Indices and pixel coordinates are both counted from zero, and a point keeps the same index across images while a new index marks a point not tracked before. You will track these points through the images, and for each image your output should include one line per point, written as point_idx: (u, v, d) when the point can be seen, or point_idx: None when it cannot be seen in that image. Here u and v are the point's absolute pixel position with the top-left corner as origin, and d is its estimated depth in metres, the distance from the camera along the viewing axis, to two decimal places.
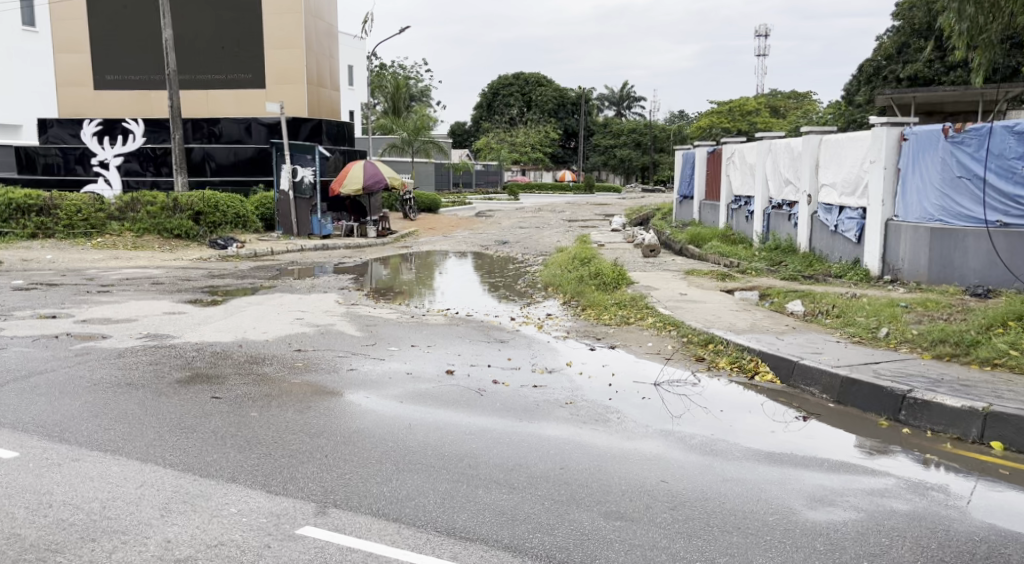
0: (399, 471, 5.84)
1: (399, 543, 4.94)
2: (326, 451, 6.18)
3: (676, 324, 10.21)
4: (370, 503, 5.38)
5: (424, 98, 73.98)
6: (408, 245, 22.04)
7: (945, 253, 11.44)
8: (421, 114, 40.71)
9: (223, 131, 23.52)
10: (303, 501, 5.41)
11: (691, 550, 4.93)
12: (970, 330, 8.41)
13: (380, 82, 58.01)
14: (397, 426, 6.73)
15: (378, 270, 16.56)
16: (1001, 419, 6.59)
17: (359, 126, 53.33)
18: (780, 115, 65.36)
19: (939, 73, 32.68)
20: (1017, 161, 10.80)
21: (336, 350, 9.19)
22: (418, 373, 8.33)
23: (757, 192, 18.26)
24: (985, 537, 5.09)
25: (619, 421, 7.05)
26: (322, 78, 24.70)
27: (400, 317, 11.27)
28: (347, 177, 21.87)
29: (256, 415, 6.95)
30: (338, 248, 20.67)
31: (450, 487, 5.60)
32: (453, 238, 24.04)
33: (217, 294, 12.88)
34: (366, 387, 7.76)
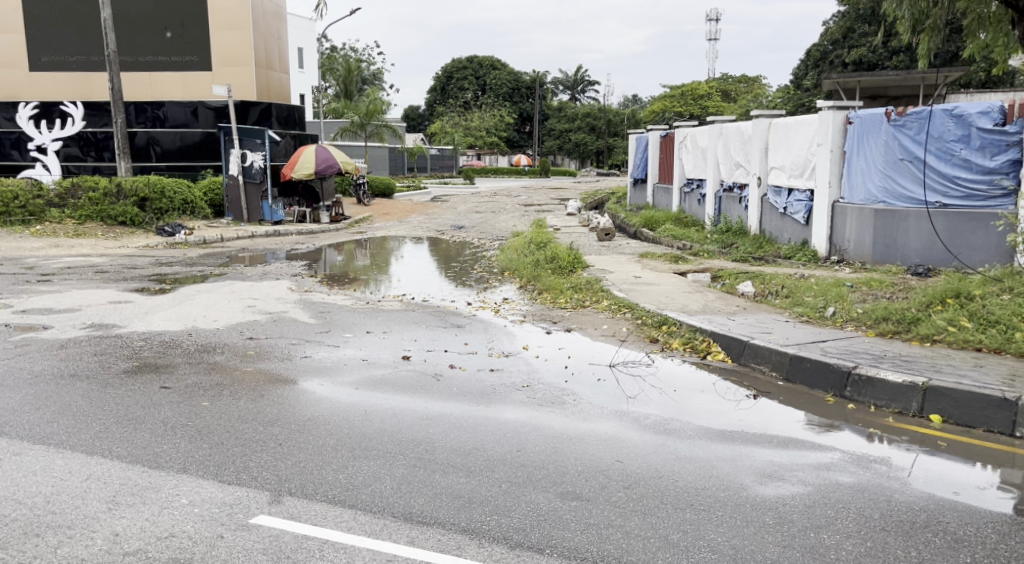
0: (355, 458, 5.89)
1: (355, 529, 4.99)
2: (279, 439, 6.20)
3: (631, 306, 10.37)
4: (325, 491, 5.42)
5: (377, 81, 73.43)
6: (362, 231, 21.96)
7: (888, 233, 11.74)
8: (374, 97, 40.36)
9: (167, 115, 23.27)
10: (257, 490, 5.43)
11: (644, 527, 5.04)
12: (912, 308, 8.67)
13: (331, 65, 57.46)
14: (354, 412, 6.77)
15: (333, 256, 16.51)
16: (940, 393, 6.82)
17: (310, 111, 52.77)
18: (731, 99, 66.15)
19: (883, 57, 33.41)
20: (955, 143, 11.08)
21: (288, 338, 9.17)
22: (374, 359, 8.37)
23: (709, 175, 18.51)
24: (925, 506, 5.29)
25: (574, 402, 7.17)
26: (270, 60, 24.39)
27: (354, 303, 11.28)
28: (298, 162, 21.63)
29: (207, 404, 6.94)
30: (290, 234, 20.53)
31: (407, 472, 5.67)
32: (408, 223, 24.01)
33: (166, 282, 12.74)
34: (321, 374, 7.78)
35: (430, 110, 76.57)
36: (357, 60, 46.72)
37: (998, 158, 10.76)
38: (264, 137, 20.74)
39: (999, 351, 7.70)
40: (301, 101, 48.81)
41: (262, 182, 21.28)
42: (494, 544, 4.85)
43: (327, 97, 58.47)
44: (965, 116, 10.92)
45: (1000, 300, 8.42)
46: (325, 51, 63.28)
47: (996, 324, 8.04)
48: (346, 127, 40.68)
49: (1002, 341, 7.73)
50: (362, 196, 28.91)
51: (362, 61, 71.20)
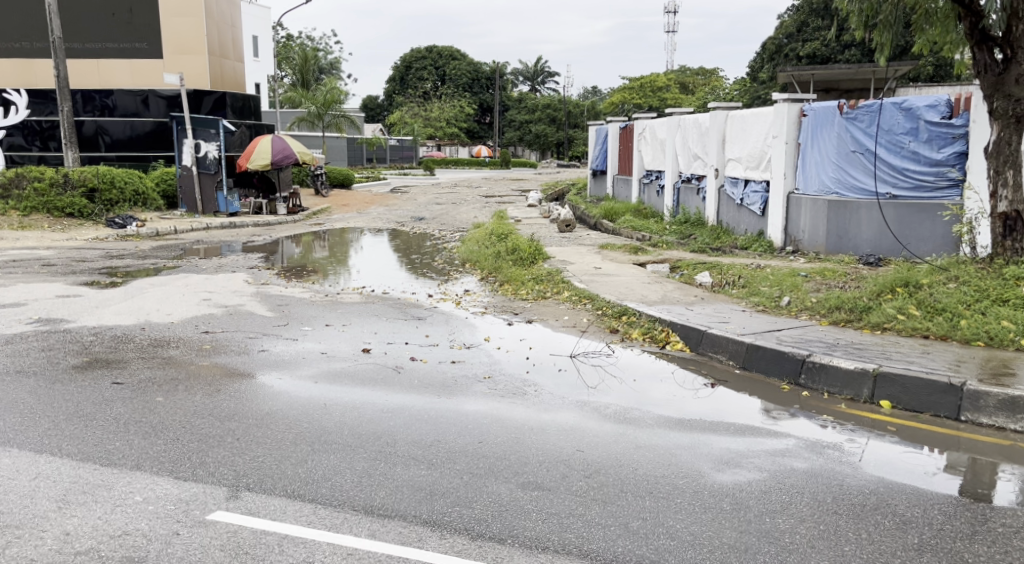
0: (315, 451, 5.91)
1: (314, 524, 5.01)
2: (237, 434, 6.19)
3: (591, 297, 10.46)
4: (284, 486, 5.43)
5: (335, 71, 72.93)
6: (321, 222, 21.82)
7: (841, 224, 11.99)
8: (331, 87, 40.02)
9: (117, 104, 22.91)
10: (214, 486, 5.43)
11: (605, 515, 5.12)
12: (863, 297, 8.88)
13: (287, 55, 56.89)
14: (313, 406, 6.78)
15: (290, 248, 16.41)
16: (889, 379, 7.00)
17: (266, 101, 52.14)
18: (688, 91, 66.62)
19: (836, 51, 33.97)
20: (905, 136, 11.33)
21: (246, 331, 9.13)
22: (334, 352, 8.38)
23: (668, 167, 18.70)
24: (875, 489, 5.45)
25: (535, 393, 7.25)
26: (224, 48, 24.12)
27: (313, 296, 11.25)
28: (254, 152, 21.44)
29: (162, 399, 6.90)
30: (247, 226, 20.35)
31: (368, 465, 5.71)
32: (368, 215, 23.90)
33: (117, 275, 12.58)
34: (279, 368, 7.78)
35: (390, 101, 76.15)
36: (314, 49, 46.32)
37: (944, 150, 10.99)
38: (218, 127, 20.42)
39: (945, 338, 7.92)
40: (256, 91, 48.27)
41: (217, 172, 21.05)
42: (456, 536, 4.90)
43: (283, 87, 57.91)
44: (914, 110, 11.15)
45: (947, 288, 8.65)
46: (281, 40, 62.61)
47: (943, 312, 8.26)
48: (304, 118, 40.35)
49: (948, 328, 7.95)
50: (321, 187, 28.72)
51: (319, 51, 70.64)
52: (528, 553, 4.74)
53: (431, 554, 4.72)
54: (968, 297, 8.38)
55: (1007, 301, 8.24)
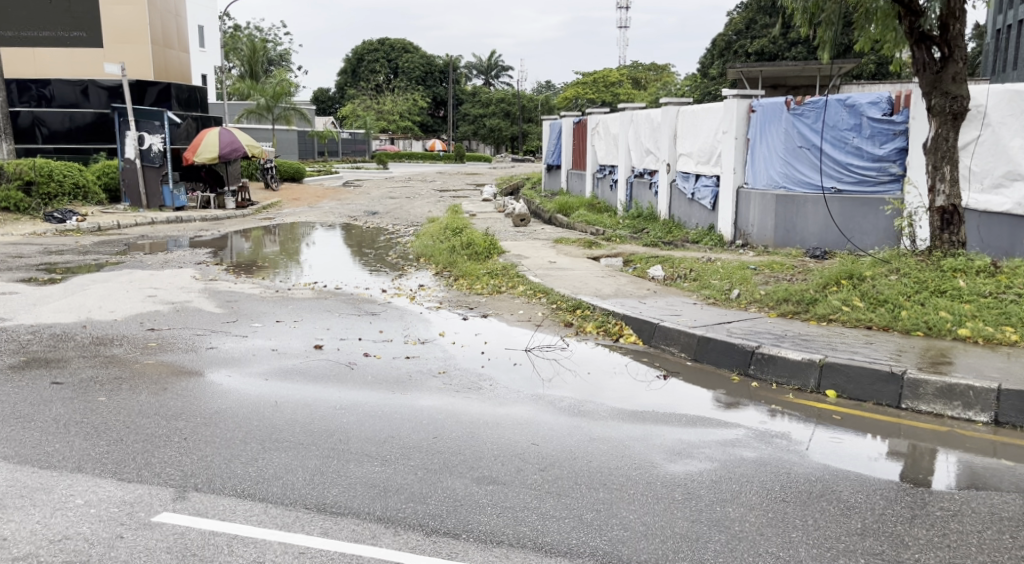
0: (266, 450, 5.90)
1: (266, 523, 4.99)
2: (184, 434, 6.16)
3: (546, 292, 10.55)
4: (233, 485, 5.41)
5: (285, 63, 72.14)
6: (271, 217, 21.59)
7: (788, 218, 12.22)
8: (281, 79, 39.57)
9: (54, 94, 22.44)
10: (160, 488, 5.38)
11: (558, 508, 5.18)
12: (809, 290, 9.09)
13: (236, 46, 56.15)
14: (263, 404, 6.76)
15: (240, 243, 16.24)
16: (835, 369, 7.19)
17: (214, 93, 51.36)
18: (641, 86, 67.13)
19: (783, 48, 34.53)
20: (849, 132, 11.60)
21: (193, 329, 9.04)
22: (285, 348, 8.34)
23: (621, 161, 18.87)
24: (821, 477, 5.60)
25: (490, 387, 7.31)
26: (168, 37, 23.88)
27: (263, 292, 11.17)
28: (201, 146, 21.17)
29: (104, 399, 6.82)
30: (194, 221, 20.07)
31: (321, 463, 5.72)
32: (319, 209, 23.70)
33: (57, 272, 12.37)
34: (228, 365, 7.74)
35: (341, 93, 75.56)
36: (263, 41, 45.77)
37: (886, 146, 11.28)
38: (163, 119, 20.01)
39: (887, 329, 8.15)
40: (203, 83, 47.54)
41: (162, 165, 20.72)
42: (409, 532, 4.91)
43: (231, 78, 57.16)
44: (857, 106, 11.43)
45: (889, 280, 8.90)
46: (227, 30, 61.75)
47: (885, 303, 8.50)
48: (253, 110, 39.86)
49: (890, 319, 8.18)
50: (272, 182, 28.42)
51: (268, 42, 69.74)
52: (482, 547, 4.77)
53: (384, 550, 4.73)
54: (908, 288, 8.63)
55: (946, 293, 8.50)
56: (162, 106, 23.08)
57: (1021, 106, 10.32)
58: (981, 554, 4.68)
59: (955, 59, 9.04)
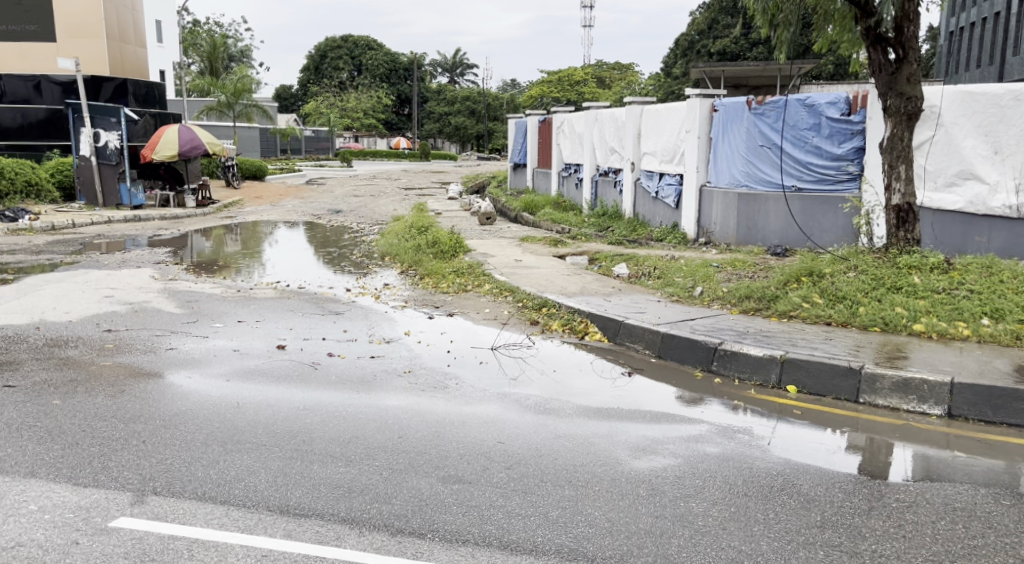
0: (227, 452, 5.88)
1: (227, 527, 4.96)
2: (143, 437, 6.11)
3: (512, 290, 10.58)
4: (192, 488, 5.38)
5: (246, 59, 71.47)
6: (233, 215, 21.40)
7: (750, 216, 12.37)
8: (242, 75, 39.10)
9: (6, 89, 22.12)
10: (116, 492, 5.33)
11: (525, 505, 5.21)
12: (770, 287, 9.23)
13: (195, 41, 55.51)
14: (224, 405, 6.72)
15: (200, 242, 16.07)
16: (795, 365, 7.31)
17: (173, 89, 50.63)
18: (606, 85, 67.44)
19: (745, 48, 34.93)
20: (808, 131, 11.77)
21: (151, 329, 8.96)
22: (247, 349, 8.29)
23: (586, 160, 18.97)
24: (782, 471, 5.69)
25: (456, 386, 7.33)
26: (125, 33, 23.80)
27: (224, 291, 11.09)
28: (159, 143, 20.92)
29: (58, 403, 6.74)
30: (153, 219, 19.81)
31: (284, 464, 5.70)
32: (281, 207, 23.53)
33: (9, 272, 12.16)
34: (188, 367, 7.68)
35: (304, 90, 74.93)
36: (223, 36, 45.30)
37: (844, 145, 11.48)
38: (120, 116, 19.75)
39: (845, 325, 8.30)
40: (161, 78, 46.88)
41: (119, 162, 20.45)
42: (374, 533, 4.90)
43: (190, 73, 56.42)
44: (816, 106, 11.62)
45: (847, 277, 9.06)
46: (186, 25, 61.02)
47: (844, 299, 8.66)
48: (213, 107, 39.38)
49: (848, 315, 8.33)
50: (233, 179, 28.15)
51: (228, 38, 68.95)
52: (447, 547, 4.78)
53: (350, 551, 4.72)
54: (865, 285, 8.80)
55: (901, 289, 8.67)
56: (118, 102, 22.79)
57: (973, 106, 10.61)
58: (935, 544, 4.78)
59: (910, 61, 9.22)
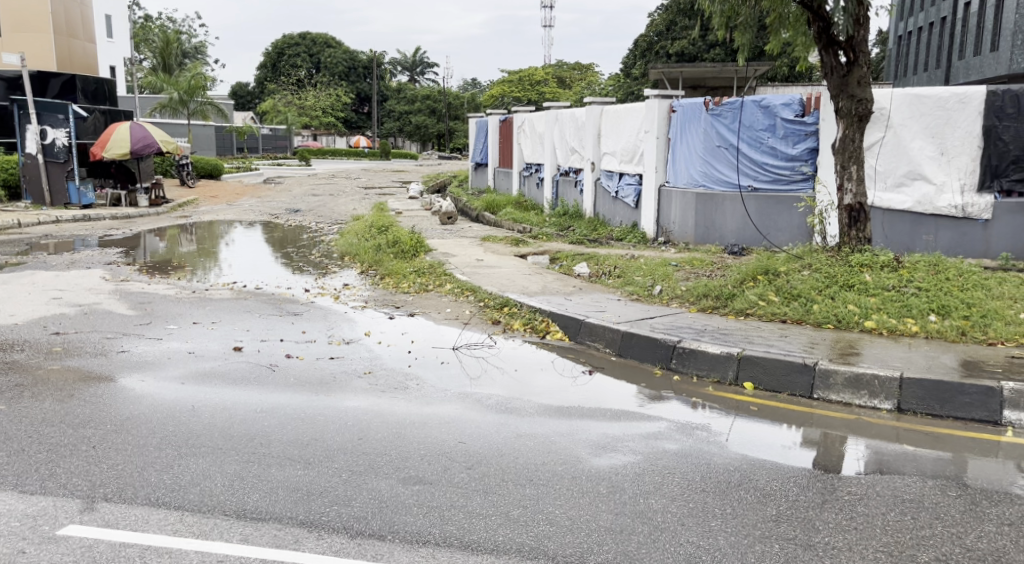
0: (181, 456, 5.84)
1: (181, 532, 4.90)
2: (92, 442, 6.04)
3: (473, 290, 10.61)
4: (145, 494, 5.32)
5: (201, 55, 70.62)
6: (187, 215, 21.14)
7: (708, 216, 12.53)
8: (194, 72, 38.56)
9: None
10: (65, 499, 5.26)
11: (486, 505, 5.24)
12: (728, 285, 9.36)
13: (147, 36, 54.68)
14: (179, 409, 6.67)
15: (153, 242, 15.86)
16: (752, 361, 7.44)
17: (124, 86, 49.75)
18: (566, 85, 67.79)
19: (702, 50, 35.36)
20: (764, 132, 11.98)
21: (102, 332, 8.85)
22: (202, 351, 8.24)
23: (547, 160, 19.06)
24: (739, 467, 5.79)
25: (417, 387, 7.35)
26: (71, 28, 24.71)
27: (178, 293, 10.98)
28: (110, 140, 20.60)
29: (5, 408, 6.64)
30: (104, 219, 19.50)
31: (240, 468, 5.67)
32: (236, 207, 23.28)
33: None
34: (142, 370, 7.59)
35: (261, 88, 74.21)
36: (176, 32, 44.74)
37: (798, 146, 11.73)
38: (68, 113, 19.43)
39: (800, 322, 8.45)
40: (111, 75, 46.11)
41: (66, 161, 20.11)
42: (333, 535, 4.89)
43: (141, 70, 55.53)
44: (771, 107, 11.85)
45: (802, 275, 9.22)
46: (138, 21, 60.11)
47: (798, 297, 8.81)
48: (165, 104, 38.79)
49: (803, 313, 8.48)
50: (189, 179, 27.81)
51: (181, 33, 68.06)
52: (408, 548, 4.78)
53: (309, 554, 4.70)
54: (819, 283, 8.96)
55: (854, 286, 8.85)
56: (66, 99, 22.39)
57: (920, 109, 11.05)
58: (885, 535, 4.90)
59: (860, 64, 9.40)
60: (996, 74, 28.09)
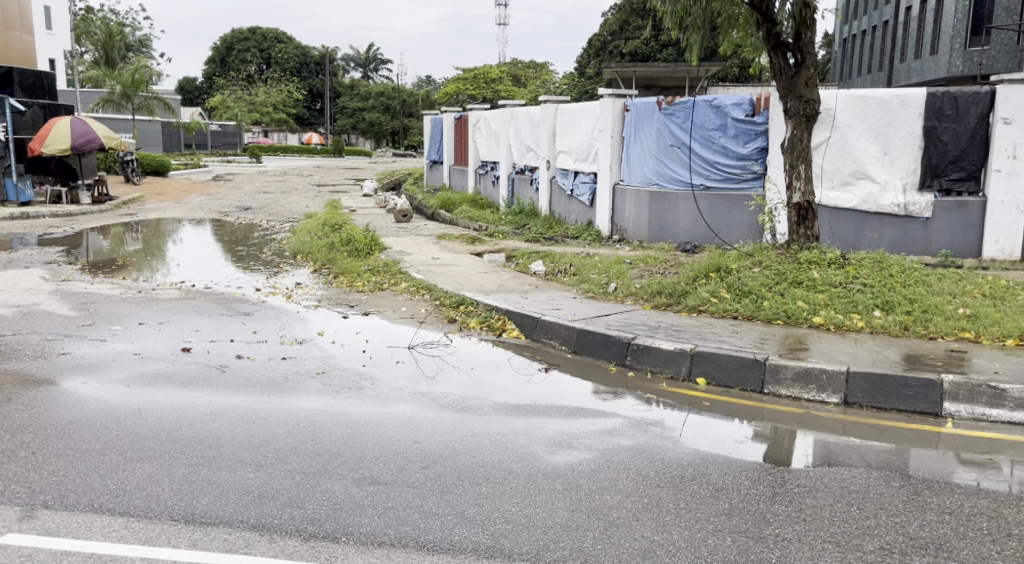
0: (127, 461, 5.77)
1: (126, 538, 4.84)
2: (32, 448, 5.95)
3: (428, 288, 10.62)
4: (89, 500, 5.25)
5: (145, 49, 69.37)
6: (132, 213, 20.80)
7: (661, 214, 12.69)
8: (139, 66, 37.87)
9: None
10: (3, 507, 5.16)
11: (442, 505, 5.27)
12: (681, 282, 9.49)
13: (88, 27, 53.46)
14: (124, 412, 6.59)
15: (96, 241, 15.59)
16: (705, 357, 7.55)
17: (64, 81, 48.60)
18: (521, 84, 67.93)
19: (655, 50, 35.74)
20: (715, 132, 12.15)
21: (44, 333, 8.69)
22: (149, 352, 8.15)
23: (503, 158, 19.11)
24: (692, 461, 5.89)
25: (371, 387, 7.34)
26: (10, 20, 24.77)
27: (124, 293, 10.81)
28: (49, 135, 20.20)
29: None
30: (43, 218, 19.11)
31: (189, 472, 5.63)
32: (183, 205, 22.94)
33: None
34: (84, 373, 7.48)
35: (209, 84, 73.18)
36: (119, 24, 43.88)
37: (749, 145, 11.93)
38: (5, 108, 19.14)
39: (751, 319, 8.61)
40: (51, 68, 45.07)
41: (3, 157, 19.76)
42: (286, 538, 4.88)
43: (82, 63, 54.38)
44: (722, 107, 12.03)
45: (752, 272, 9.37)
46: (78, 13, 58.77)
47: (749, 294, 8.97)
48: (108, 99, 38.06)
49: (753, 309, 8.64)
50: (133, 175, 27.37)
51: (125, 25, 66.75)
52: (363, 549, 4.79)
53: (260, 558, 4.67)
54: (769, 280, 9.13)
55: (802, 283, 9.03)
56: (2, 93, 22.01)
57: (865, 110, 11.28)
58: (833, 526, 5.02)
59: (807, 65, 9.59)
60: (936, 77, 28.82)
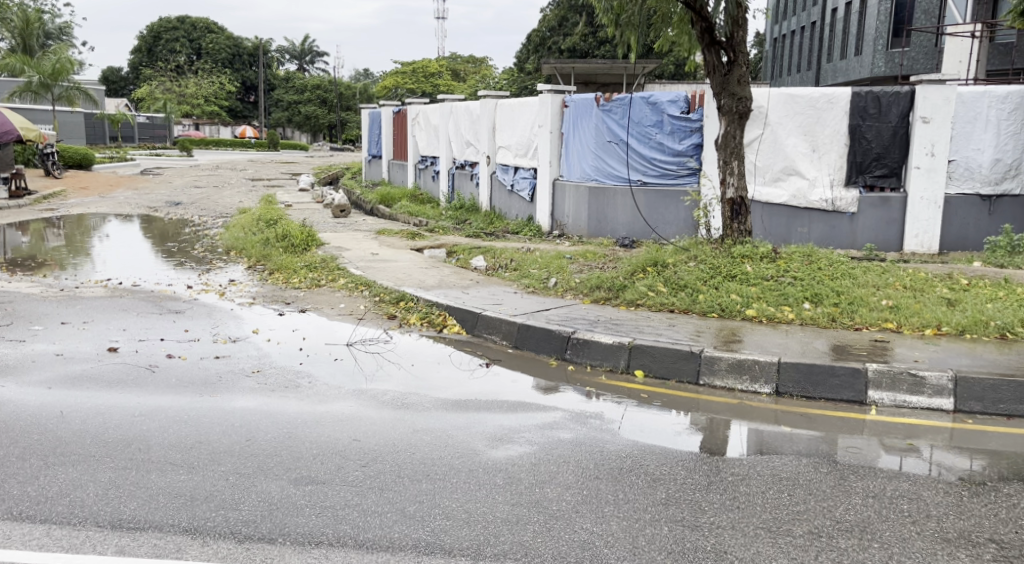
0: (50, 466, 5.63)
1: (49, 546, 4.74)
2: None
3: (367, 284, 10.56)
4: (10, 508, 5.12)
5: (66, 38, 67.26)
6: (53, 208, 20.21)
7: (600, 209, 12.80)
8: (60, 56, 36.70)
9: None
10: None
11: (381, 503, 5.26)
12: (619, 277, 9.60)
13: (4, 14, 51.44)
14: (47, 416, 6.43)
15: (16, 237, 15.09)
16: (642, 351, 7.66)
17: None
18: (459, 79, 67.81)
19: (592, 47, 36.06)
20: (652, 128, 12.31)
21: None
22: (73, 353, 7.95)
23: (441, 153, 19.06)
24: (630, 453, 5.98)
25: (309, 385, 7.28)
26: None
27: (46, 292, 10.51)
28: None
29: None
30: None
31: (116, 476, 5.52)
32: (110, 199, 22.36)
33: None
34: (4, 375, 7.27)
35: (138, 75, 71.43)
36: (38, 12, 42.45)
37: (684, 142, 12.11)
38: None
39: (687, 312, 8.75)
40: None
41: None
42: (219, 541, 4.82)
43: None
44: (658, 104, 12.19)
45: (688, 266, 9.53)
46: None
47: (685, 288, 9.11)
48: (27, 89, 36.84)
49: (689, 303, 8.79)
50: (54, 169, 26.54)
51: (46, 13, 64.54)
52: (300, 550, 4.76)
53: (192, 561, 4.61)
54: (704, 274, 9.29)
55: (736, 277, 9.20)
56: None
57: (794, 108, 11.52)
58: (764, 513, 5.14)
59: (739, 63, 9.76)
60: (860, 76, 29.57)
